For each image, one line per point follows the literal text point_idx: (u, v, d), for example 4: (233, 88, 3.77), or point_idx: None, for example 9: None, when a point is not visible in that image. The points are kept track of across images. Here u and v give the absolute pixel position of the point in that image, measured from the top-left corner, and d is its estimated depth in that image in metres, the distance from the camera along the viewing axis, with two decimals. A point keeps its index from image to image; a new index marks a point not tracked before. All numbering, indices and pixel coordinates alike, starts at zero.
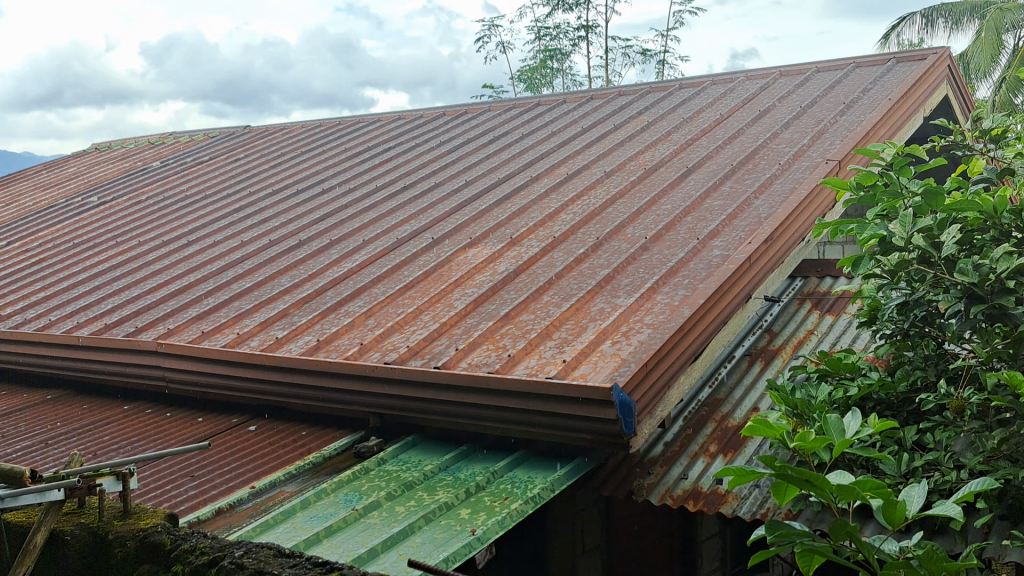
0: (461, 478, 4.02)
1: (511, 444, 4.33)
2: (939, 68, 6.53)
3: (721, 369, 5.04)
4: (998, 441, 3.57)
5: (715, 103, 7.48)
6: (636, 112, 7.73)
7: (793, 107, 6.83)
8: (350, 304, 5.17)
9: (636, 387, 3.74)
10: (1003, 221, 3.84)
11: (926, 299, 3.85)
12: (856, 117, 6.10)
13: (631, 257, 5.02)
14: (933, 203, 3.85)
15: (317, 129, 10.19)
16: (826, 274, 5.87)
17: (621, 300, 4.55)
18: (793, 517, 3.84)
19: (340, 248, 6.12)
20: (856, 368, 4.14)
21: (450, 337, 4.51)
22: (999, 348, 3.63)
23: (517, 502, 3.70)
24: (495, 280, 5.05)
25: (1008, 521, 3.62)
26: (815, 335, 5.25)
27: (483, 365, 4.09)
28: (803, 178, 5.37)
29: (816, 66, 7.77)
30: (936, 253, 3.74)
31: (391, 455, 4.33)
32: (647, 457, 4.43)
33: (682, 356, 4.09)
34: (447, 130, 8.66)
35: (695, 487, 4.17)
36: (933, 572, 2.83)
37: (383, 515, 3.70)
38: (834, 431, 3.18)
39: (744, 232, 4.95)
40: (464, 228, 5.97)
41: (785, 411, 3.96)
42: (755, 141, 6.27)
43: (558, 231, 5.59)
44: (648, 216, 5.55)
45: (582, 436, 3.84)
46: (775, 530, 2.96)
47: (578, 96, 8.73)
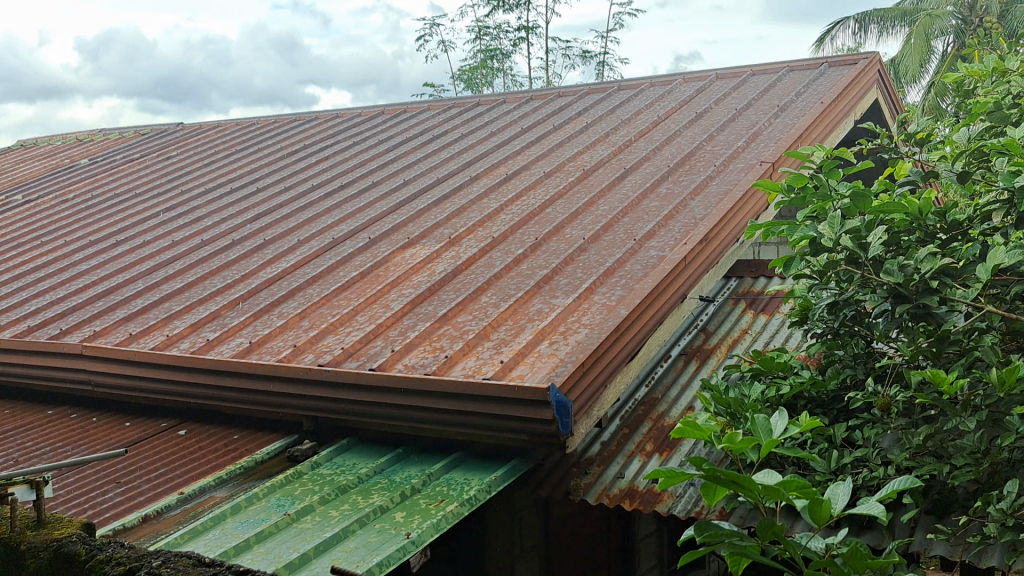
0: (397, 481, 3.99)
1: (448, 446, 4.31)
2: (870, 72, 6.68)
3: (658, 368, 5.09)
4: (924, 438, 3.68)
5: (653, 105, 7.54)
6: (576, 113, 7.76)
7: (729, 109, 6.92)
8: (285, 305, 5.09)
9: (572, 388, 3.74)
10: (929, 223, 3.92)
11: (854, 299, 3.96)
12: (791, 119, 6.21)
13: (569, 257, 5.04)
14: (861, 205, 3.91)
15: (252, 127, 10.03)
16: (760, 274, 5.96)
17: (559, 300, 4.55)
18: (726, 515, 3.90)
19: (274, 247, 6.02)
20: (788, 368, 4.23)
21: (386, 338, 4.46)
22: (923, 346, 3.73)
23: (453, 505, 3.67)
24: (433, 280, 5.02)
25: (934, 516, 3.76)
26: (749, 334, 5.32)
27: (419, 366, 4.06)
28: (738, 179, 5.44)
29: (752, 69, 7.89)
30: (863, 253, 3.81)
31: (325, 458, 4.27)
32: (585, 456, 4.45)
33: (618, 357, 4.10)
34: (386, 129, 8.59)
35: (631, 486, 4.19)
36: (857, 570, 2.88)
37: (316, 520, 3.64)
38: (762, 431, 3.21)
39: (680, 233, 5.00)
40: (402, 227, 5.92)
41: (718, 411, 4.01)
42: (692, 143, 6.34)
43: (497, 231, 5.58)
44: (586, 217, 5.57)
45: (518, 437, 3.83)
46: (704, 532, 2.96)
47: (518, 96, 8.75)
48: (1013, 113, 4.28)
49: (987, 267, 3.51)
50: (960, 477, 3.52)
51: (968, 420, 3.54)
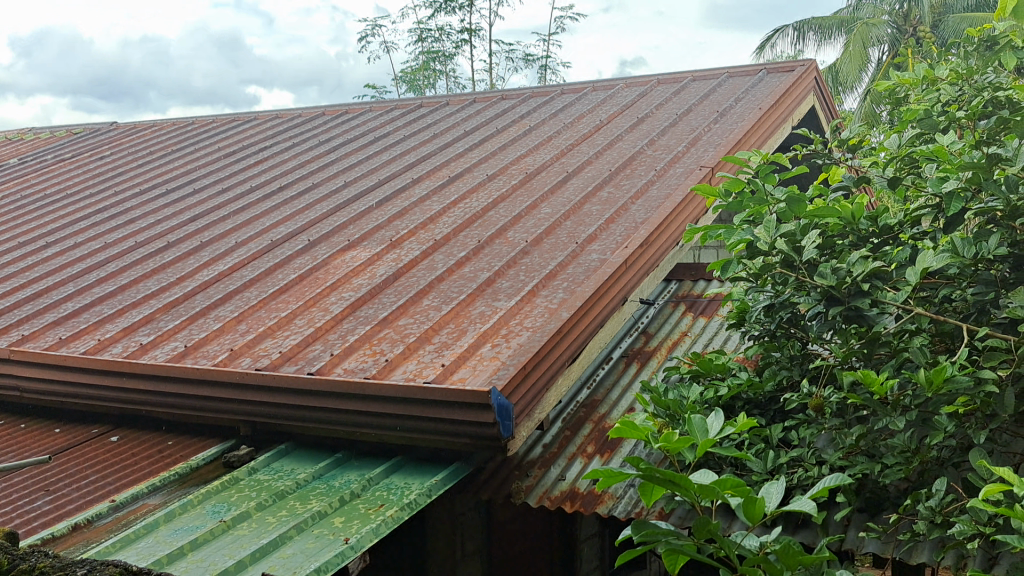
0: (336, 486, 3.95)
1: (388, 451, 4.28)
2: (806, 79, 6.81)
3: (599, 371, 5.13)
4: (857, 437, 3.76)
5: (596, 109, 7.59)
6: (519, 116, 7.77)
7: (669, 114, 6.99)
8: (221, 309, 5.00)
9: (513, 391, 3.74)
10: (862, 228, 4.01)
11: (790, 301, 4.03)
12: (730, 125, 6.30)
13: (512, 260, 5.03)
14: (797, 210, 3.97)
15: (189, 127, 9.86)
16: (700, 277, 6.05)
17: (501, 303, 4.55)
18: (666, 515, 3.93)
19: (211, 249, 5.92)
20: (726, 369, 4.30)
21: (326, 342, 4.41)
22: (856, 348, 3.80)
23: (393, 509, 3.64)
24: (373, 283, 4.98)
25: (866, 514, 3.86)
26: (689, 336, 5.39)
27: (358, 370, 4.02)
28: (678, 184, 5.50)
29: (692, 75, 7.99)
30: (798, 257, 3.87)
31: (262, 463, 4.21)
32: (527, 459, 4.46)
33: (559, 360, 4.11)
34: (327, 130, 8.52)
35: (572, 488, 4.20)
36: (790, 566, 2.93)
37: (253, 526, 3.59)
38: (698, 431, 3.24)
39: (621, 237, 5.03)
40: (342, 229, 5.87)
41: (658, 412, 4.06)
42: (633, 147, 6.40)
43: (439, 233, 5.56)
44: (529, 220, 5.58)
45: (460, 441, 3.82)
46: (641, 531, 2.97)
47: (461, 98, 8.74)
48: (941, 121, 4.37)
49: (916, 271, 3.59)
50: (891, 475, 3.61)
51: (898, 419, 3.62)
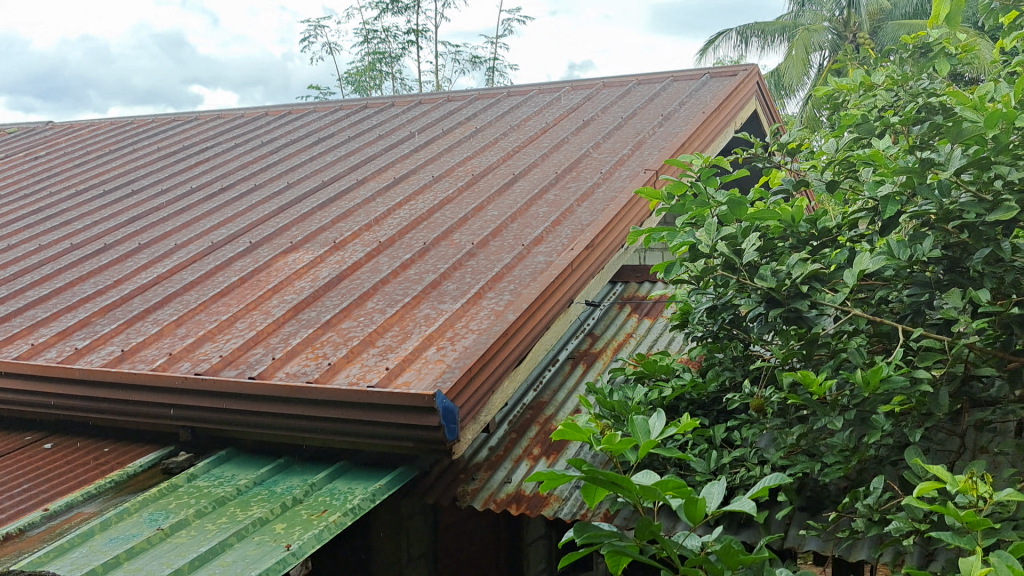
0: (278, 492, 3.89)
1: (332, 455, 4.23)
2: (749, 84, 6.91)
3: (545, 372, 5.14)
4: (797, 437, 3.83)
5: (542, 112, 7.61)
6: (465, 118, 7.75)
7: (615, 117, 7.04)
8: (160, 312, 4.90)
9: (459, 394, 3.72)
10: (801, 231, 4.14)
11: (732, 302, 4.08)
12: (674, 128, 6.36)
13: (458, 262, 5.01)
14: (738, 212, 4.02)
15: (128, 126, 9.66)
16: (645, 279, 6.10)
17: (447, 305, 4.52)
18: (611, 517, 3.95)
19: (150, 251, 5.80)
20: (670, 370, 4.36)
21: (267, 345, 4.34)
22: (796, 348, 3.86)
23: (336, 514, 3.60)
24: (316, 285, 4.92)
25: (807, 512, 3.93)
26: (634, 338, 5.42)
27: (300, 374, 3.96)
28: (623, 186, 5.54)
29: (637, 78, 8.06)
30: (739, 259, 3.91)
31: (202, 470, 4.13)
32: (473, 462, 4.45)
33: (505, 362, 4.10)
34: (270, 131, 8.40)
35: (518, 490, 4.19)
36: (731, 566, 2.96)
37: (192, 534, 3.51)
38: (640, 432, 3.25)
39: (567, 239, 5.05)
40: (285, 231, 5.79)
41: (603, 414, 4.07)
42: (579, 150, 6.42)
43: (384, 235, 5.52)
44: (475, 222, 5.56)
45: (404, 445, 3.79)
46: (584, 533, 2.97)
47: (407, 100, 8.69)
48: (878, 126, 4.46)
49: (854, 272, 3.66)
50: (831, 473, 3.67)
51: (836, 419, 3.68)
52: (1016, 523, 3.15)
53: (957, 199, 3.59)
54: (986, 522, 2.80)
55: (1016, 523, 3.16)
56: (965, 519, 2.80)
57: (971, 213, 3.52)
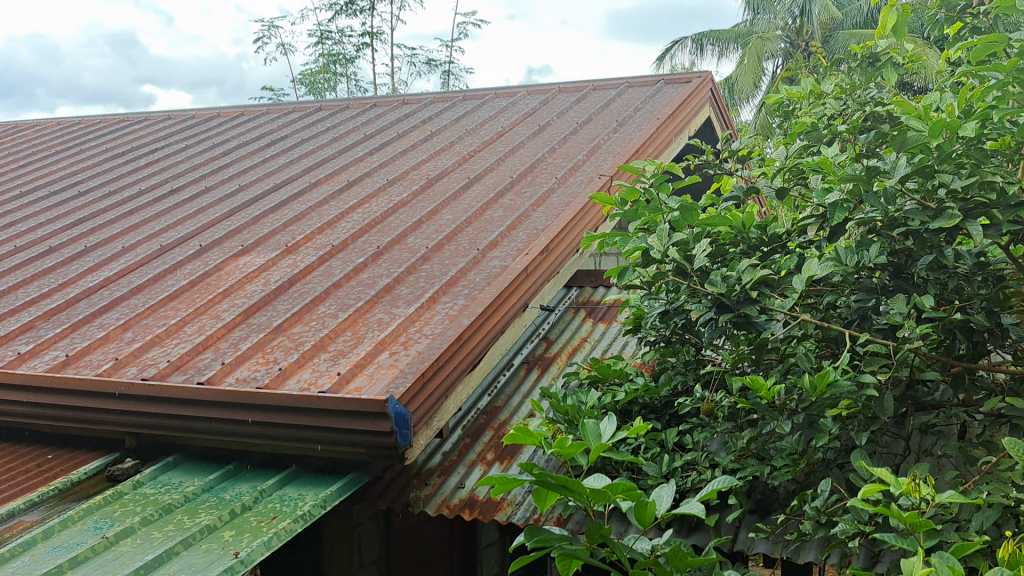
0: (226, 499, 3.83)
1: (283, 462, 4.18)
2: (703, 91, 6.98)
3: (500, 377, 5.14)
4: (747, 440, 3.88)
5: (497, 116, 7.62)
6: (420, 121, 7.73)
7: (570, 122, 7.07)
8: (106, 316, 4.81)
9: (411, 399, 3.70)
10: (752, 237, 4.16)
11: (684, 307, 4.11)
12: (628, 134, 6.41)
13: (412, 266, 4.99)
14: (689, 218, 4.06)
15: (74, 126, 9.48)
16: (599, 284, 6.13)
17: (400, 310, 4.50)
18: (564, 521, 3.96)
19: (96, 254, 5.69)
20: (623, 375, 4.40)
21: (217, 350, 4.28)
22: (745, 353, 3.91)
23: (286, 521, 3.56)
24: (267, 289, 4.87)
25: (757, 515, 3.98)
26: (588, 342, 5.44)
27: (250, 380, 3.91)
28: (578, 192, 5.56)
29: (593, 84, 8.10)
30: (689, 265, 3.95)
31: (148, 477, 4.06)
32: (426, 468, 4.43)
33: (459, 367, 4.09)
34: (222, 132, 8.29)
35: (471, 495, 4.18)
36: (680, 568, 2.98)
37: (137, 542, 3.45)
38: (591, 436, 3.24)
39: (522, 243, 5.06)
40: (236, 234, 5.72)
41: (557, 418, 4.08)
42: (534, 155, 6.44)
43: (337, 238, 5.48)
44: (429, 226, 5.55)
45: (356, 450, 3.76)
46: (534, 537, 2.97)
47: (362, 102, 8.65)
48: (826, 134, 4.53)
49: (802, 278, 3.72)
50: (780, 476, 3.71)
51: (784, 423, 3.73)
52: (957, 524, 3.22)
53: (902, 206, 3.64)
54: (929, 523, 2.85)
55: (958, 524, 3.23)
56: (908, 520, 2.85)
57: (914, 221, 3.56)
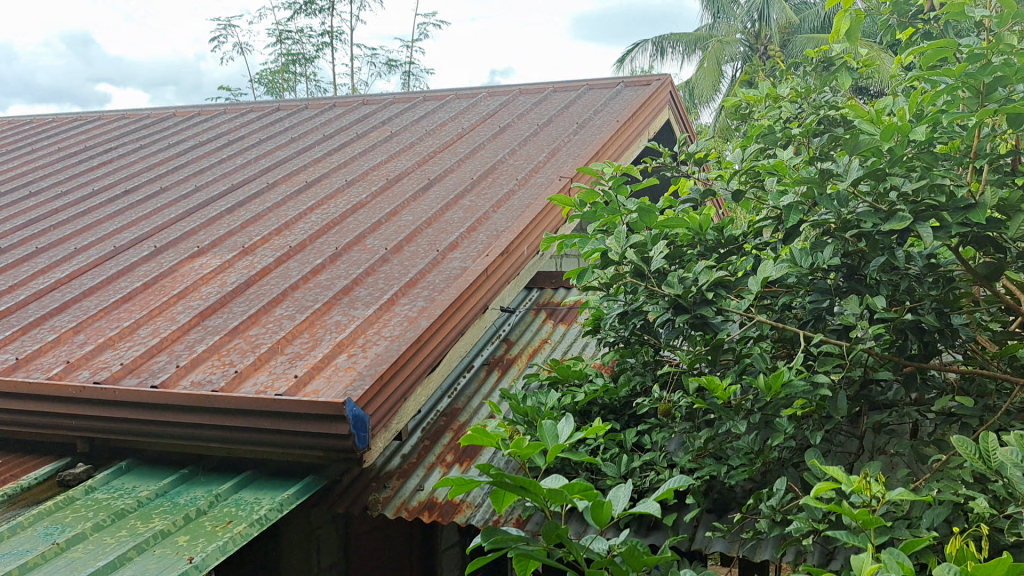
0: (181, 503, 3.78)
1: (239, 465, 4.14)
2: (662, 93, 7.03)
3: (460, 379, 5.13)
4: (704, 440, 3.91)
5: (458, 117, 7.61)
6: (380, 122, 7.70)
7: (530, 124, 7.08)
8: (58, 319, 4.73)
9: (369, 402, 3.68)
10: (709, 239, 4.21)
11: (642, 308, 4.14)
12: (589, 136, 6.43)
13: (370, 268, 4.96)
14: (647, 220, 4.08)
15: (25, 125, 9.31)
16: (560, 285, 6.15)
17: (359, 312, 4.48)
18: (523, 522, 3.96)
19: (48, 255, 5.59)
20: (582, 376, 4.42)
21: (171, 353, 4.22)
22: (701, 353, 3.94)
23: (241, 525, 3.52)
24: (223, 291, 4.82)
25: (714, 514, 4.01)
26: (549, 344, 5.46)
27: (206, 383, 3.86)
28: (538, 193, 5.57)
29: (553, 86, 8.12)
30: (647, 266, 3.97)
31: (101, 482, 3.99)
32: (385, 470, 4.40)
33: (418, 370, 4.07)
34: (178, 132, 8.19)
35: (430, 498, 4.17)
36: (635, 567, 3.00)
37: (89, 548, 3.39)
38: (549, 437, 3.23)
39: (482, 245, 5.05)
40: (192, 235, 5.66)
41: (516, 419, 4.09)
42: (495, 157, 6.44)
43: (294, 240, 5.43)
44: (388, 227, 5.53)
45: (313, 453, 3.73)
46: (491, 537, 2.97)
47: (321, 102, 8.59)
48: (782, 138, 4.58)
49: (758, 279, 3.76)
50: (736, 476, 3.74)
51: (740, 423, 3.77)
52: (908, 521, 3.28)
53: (855, 209, 3.69)
54: (880, 521, 2.88)
55: (909, 521, 3.28)
56: (859, 518, 2.88)
57: (867, 223, 3.61)
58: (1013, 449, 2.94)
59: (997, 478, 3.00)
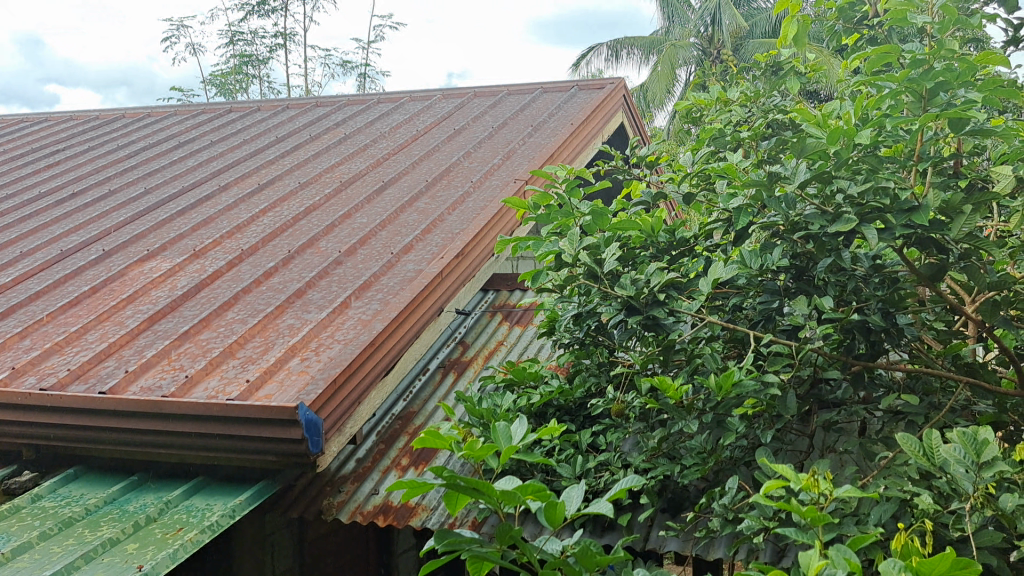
0: (130, 511, 3.73)
1: (191, 471, 4.09)
2: (616, 97, 7.09)
3: (415, 382, 5.11)
4: (658, 440, 3.96)
5: (412, 119, 7.59)
6: (333, 124, 7.65)
7: (485, 127, 7.09)
8: (2, 324, 4.63)
9: (323, 406, 3.66)
10: (660, 241, 4.27)
11: (596, 310, 4.17)
12: (543, 139, 6.46)
13: (323, 271, 4.93)
14: (601, 223, 4.12)
15: None
16: (515, 287, 6.17)
17: (312, 315, 4.45)
18: (479, 524, 3.97)
19: None
20: (538, 377, 4.45)
21: (119, 358, 4.16)
22: (654, 354, 3.98)
23: (192, 532, 3.47)
24: (173, 295, 4.75)
25: (668, 514, 4.06)
26: (504, 346, 5.46)
27: (155, 388, 3.81)
28: (493, 196, 5.58)
29: (508, 88, 8.14)
30: (599, 269, 3.97)
31: (48, 490, 3.92)
32: (339, 475, 4.38)
33: (372, 373, 4.05)
34: (127, 134, 8.06)
35: (385, 501, 4.15)
36: (588, 567, 3.01)
37: (35, 557, 3.32)
38: (502, 438, 3.24)
39: (437, 248, 5.05)
40: (141, 238, 5.57)
41: (472, 421, 4.09)
42: (449, 159, 6.44)
43: (246, 243, 5.38)
44: (342, 230, 5.50)
45: (266, 458, 3.70)
46: (444, 539, 2.98)
47: (273, 104, 8.52)
48: (732, 141, 4.64)
49: (708, 281, 3.81)
50: (689, 475, 3.80)
51: (692, 422, 3.81)
52: (856, 517, 3.34)
53: (803, 211, 3.75)
54: (827, 518, 2.93)
55: (857, 518, 3.34)
56: (807, 515, 2.93)
57: (814, 225, 3.65)
58: (956, 445, 3.01)
59: (942, 474, 3.05)
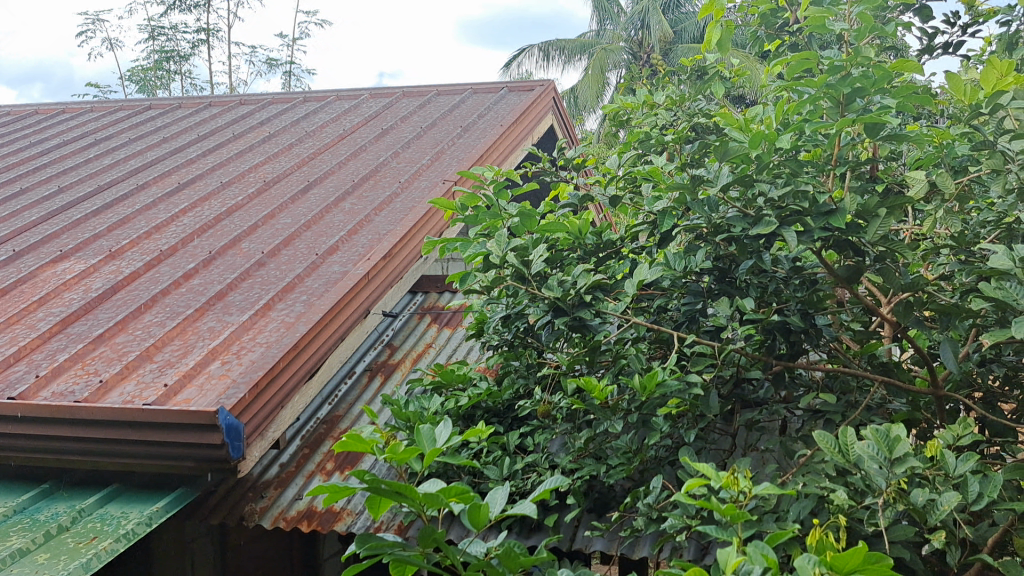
0: (41, 520, 3.59)
1: (107, 478, 3.97)
2: (545, 99, 7.11)
3: (341, 386, 5.04)
4: (585, 441, 3.97)
5: (339, 119, 7.50)
6: (258, 122, 7.52)
7: (414, 127, 7.05)
8: None
9: (244, 410, 3.58)
10: (588, 243, 4.30)
11: (523, 312, 4.16)
12: (473, 140, 6.44)
13: (245, 273, 4.83)
14: (528, 224, 4.11)
15: None
16: (445, 289, 6.13)
17: (233, 317, 4.35)
18: (405, 528, 3.93)
19: None
20: (466, 379, 4.42)
21: (29, 363, 4.01)
22: (580, 354, 4.00)
23: (107, 541, 3.36)
24: (87, 297, 4.60)
25: (594, 514, 4.08)
26: (433, 348, 5.42)
27: (67, 394, 3.68)
28: (421, 197, 5.54)
29: (437, 89, 8.10)
30: (527, 269, 3.94)
31: None
32: (262, 480, 4.29)
33: (295, 376, 3.98)
34: (39, 130, 7.79)
35: (310, 507, 4.08)
36: (512, 568, 3.00)
37: None
38: (426, 441, 3.19)
39: (363, 249, 4.99)
40: (53, 239, 5.38)
41: (399, 424, 4.04)
42: (377, 159, 6.37)
43: (165, 243, 5.24)
44: (265, 231, 5.39)
45: (185, 464, 3.61)
46: (365, 544, 2.90)
47: (195, 102, 8.34)
48: (657, 144, 4.68)
49: (634, 282, 3.82)
50: (615, 474, 3.82)
51: (617, 422, 3.83)
52: (776, 514, 3.40)
53: (725, 213, 3.80)
54: (746, 514, 2.96)
55: (777, 515, 3.40)
56: (727, 513, 2.96)
57: (736, 227, 3.69)
58: (870, 443, 3.06)
59: (856, 470, 3.11)
